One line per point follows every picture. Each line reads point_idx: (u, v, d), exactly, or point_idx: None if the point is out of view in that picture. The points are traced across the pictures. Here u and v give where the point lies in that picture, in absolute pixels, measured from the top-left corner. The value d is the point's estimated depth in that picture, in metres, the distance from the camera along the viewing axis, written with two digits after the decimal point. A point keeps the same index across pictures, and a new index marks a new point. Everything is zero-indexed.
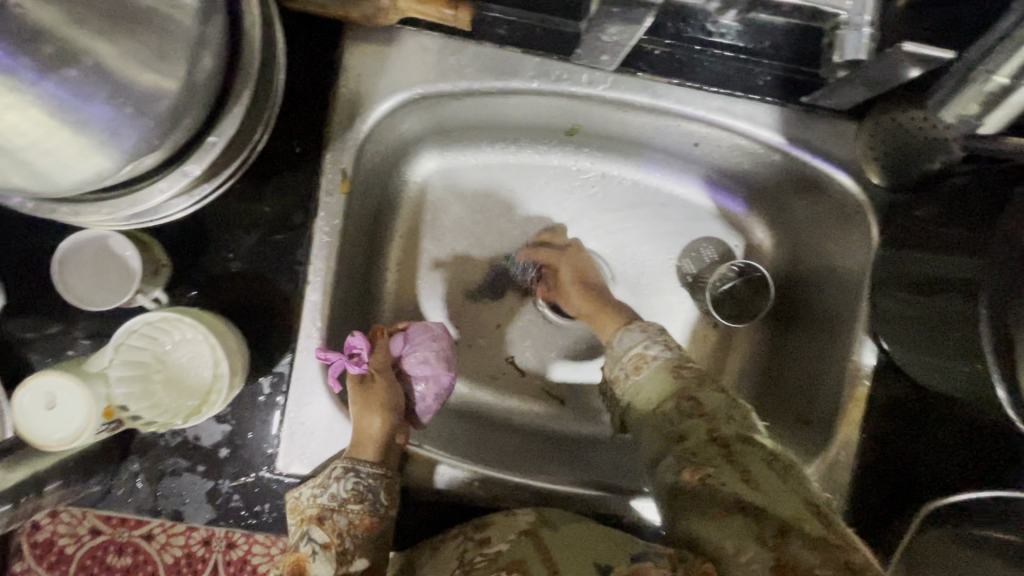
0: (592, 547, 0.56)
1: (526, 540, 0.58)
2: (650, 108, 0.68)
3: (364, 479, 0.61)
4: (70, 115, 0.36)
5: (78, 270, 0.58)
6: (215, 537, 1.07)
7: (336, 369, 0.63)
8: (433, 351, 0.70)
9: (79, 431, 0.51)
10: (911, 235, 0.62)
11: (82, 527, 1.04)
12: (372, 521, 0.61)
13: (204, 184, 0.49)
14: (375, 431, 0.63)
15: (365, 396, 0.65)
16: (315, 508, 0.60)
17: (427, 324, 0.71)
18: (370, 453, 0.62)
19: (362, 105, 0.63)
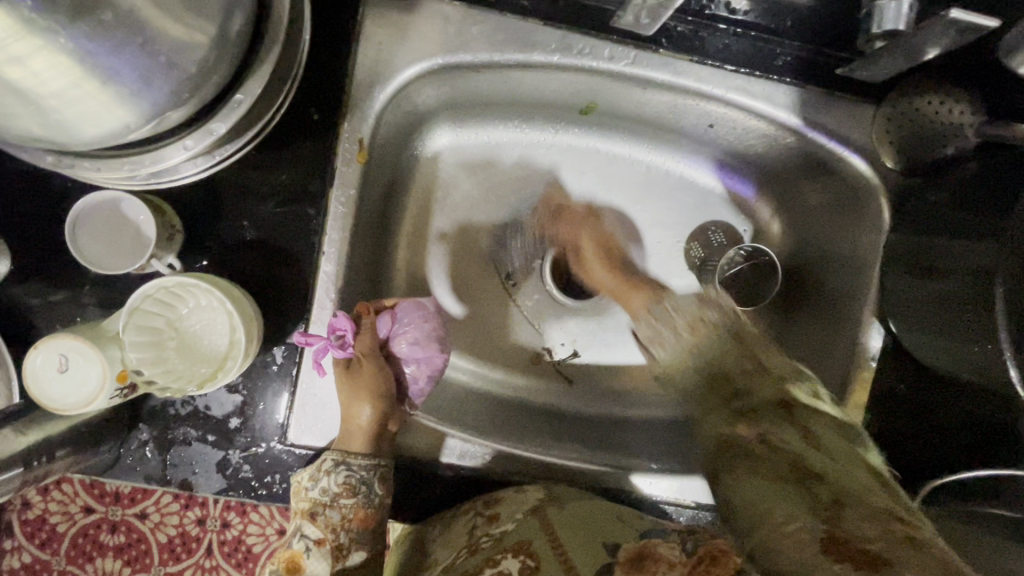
0: (602, 528, 0.57)
1: (533, 522, 0.58)
2: (669, 86, 0.68)
3: (356, 472, 0.61)
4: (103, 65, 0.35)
5: (90, 234, 0.57)
6: (210, 517, 1.06)
7: (320, 353, 0.62)
8: (423, 330, 0.67)
9: (93, 393, 0.51)
10: (925, 218, 0.63)
11: (74, 505, 1.03)
12: (365, 514, 0.60)
13: (225, 145, 0.48)
14: (365, 419, 0.62)
15: (352, 381, 0.63)
16: (308, 502, 0.60)
17: (417, 299, 0.68)
18: (360, 445, 0.62)
19: (381, 74, 0.63)
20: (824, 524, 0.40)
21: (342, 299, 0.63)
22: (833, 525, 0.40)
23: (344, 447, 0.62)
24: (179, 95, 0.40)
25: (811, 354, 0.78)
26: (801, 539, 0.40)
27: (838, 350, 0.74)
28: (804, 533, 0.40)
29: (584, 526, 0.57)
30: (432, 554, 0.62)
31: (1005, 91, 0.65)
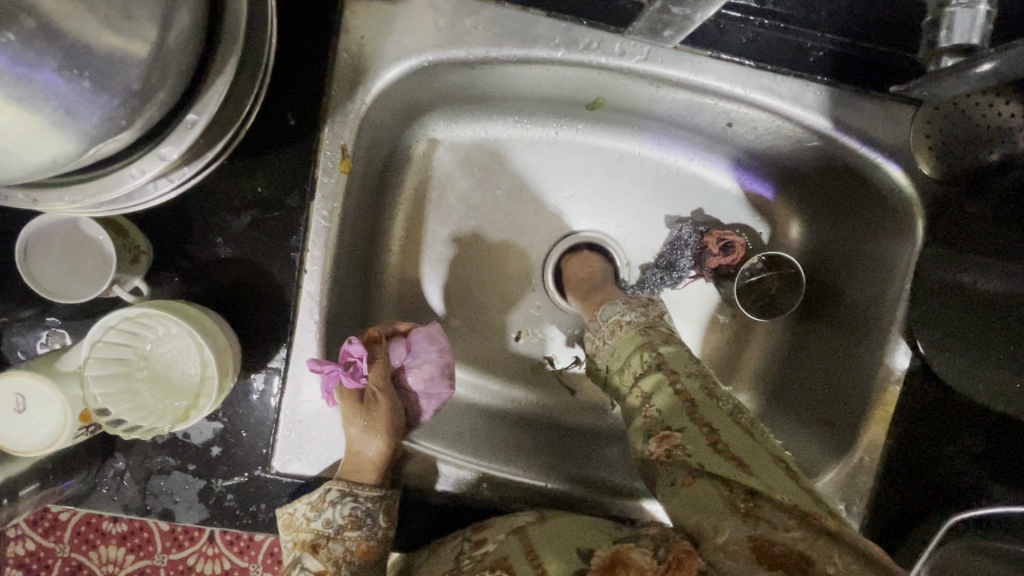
0: (573, 533, 0.53)
1: (515, 540, 0.54)
2: (684, 84, 0.62)
3: (362, 504, 0.58)
4: (15, 89, 0.30)
5: (44, 257, 0.51)
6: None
7: (331, 381, 0.57)
8: (438, 365, 0.66)
9: (55, 435, 0.47)
10: (967, 236, 0.58)
11: None
12: (369, 546, 0.58)
13: (183, 167, 0.43)
14: (375, 453, 0.60)
15: (365, 414, 0.60)
16: (309, 534, 0.58)
17: (433, 331, 0.67)
18: (368, 477, 0.60)
19: (364, 72, 0.56)
20: (749, 530, 0.47)
21: (327, 319, 0.59)
22: (755, 527, 0.47)
23: (353, 478, 0.59)
24: (116, 121, 0.35)
25: (829, 368, 0.74)
26: (731, 549, 0.46)
27: (859, 368, 0.69)
28: (732, 542, 0.46)
29: (560, 532, 0.53)
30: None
31: None
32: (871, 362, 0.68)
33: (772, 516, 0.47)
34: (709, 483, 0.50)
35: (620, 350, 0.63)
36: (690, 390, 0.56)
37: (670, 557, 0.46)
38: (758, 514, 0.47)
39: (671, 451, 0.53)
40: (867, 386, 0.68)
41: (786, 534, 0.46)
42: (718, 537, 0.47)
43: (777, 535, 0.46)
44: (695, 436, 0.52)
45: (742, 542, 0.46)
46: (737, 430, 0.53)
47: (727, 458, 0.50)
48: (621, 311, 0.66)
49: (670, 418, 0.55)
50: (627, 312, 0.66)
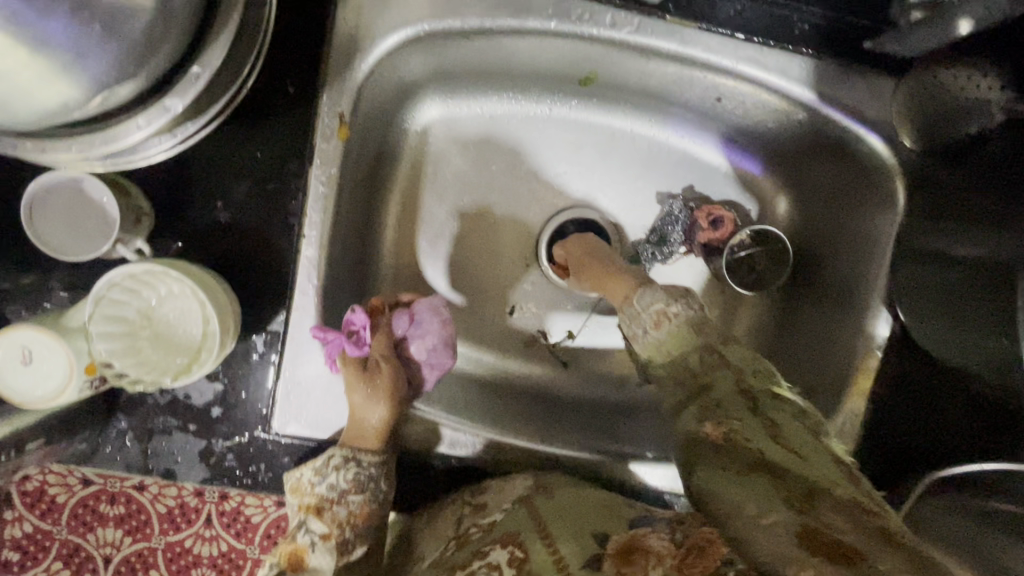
0: (590, 513, 0.55)
1: (521, 512, 0.57)
2: (675, 56, 0.63)
3: (366, 469, 0.60)
4: (26, 31, 0.32)
5: (48, 215, 0.52)
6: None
7: (334, 349, 0.60)
8: (440, 336, 0.67)
9: (60, 387, 0.49)
10: (949, 205, 0.59)
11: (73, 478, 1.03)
12: (372, 510, 0.59)
13: (187, 122, 0.44)
14: (378, 421, 0.61)
15: (369, 383, 0.61)
16: (314, 498, 0.58)
17: (435, 302, 0.67)
18: (372, 443, 0.61)
19: (362, 41, 0.57)
20: (799, 517, 0.45)
21: (325, 284, 0.60)
22: (808, 518, 0.45)
23: (357, 444, 0.61)
24: (123, 69, 0.36)
25: (815, 340, 0.76)
26: (779, 532, 0.44)
27: (842, 338, 0.72)
28: (780, 526, 0.45)
29: (575, 512, 0.55)
30: (423, 546, 0.63)
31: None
32: (854, 331, 0.70)
33: (832, 518, 0.45)
34: (763, 478, 0.49)
35: (666, 343, 0.64)
36: (759, 395, 0.58)
37: (691, 542, 0.48)
38: (817, 516, 0.46)
39: (719, 441, 0.54)
40: (849, 354, 0.70)
41: (847, 535, 0.44)
42: (761, 518, 0.46)
43: (835, 531, 0.44)
44: (753, 431, 0.54)
45: (792, 527, 0.45)
46: (798, 429, 0.55)
47: (773, 465, 0.51)
48: (662, 300, 0.65)
49: (721, 406, 0.57)
50: (671, 302, 0.65)
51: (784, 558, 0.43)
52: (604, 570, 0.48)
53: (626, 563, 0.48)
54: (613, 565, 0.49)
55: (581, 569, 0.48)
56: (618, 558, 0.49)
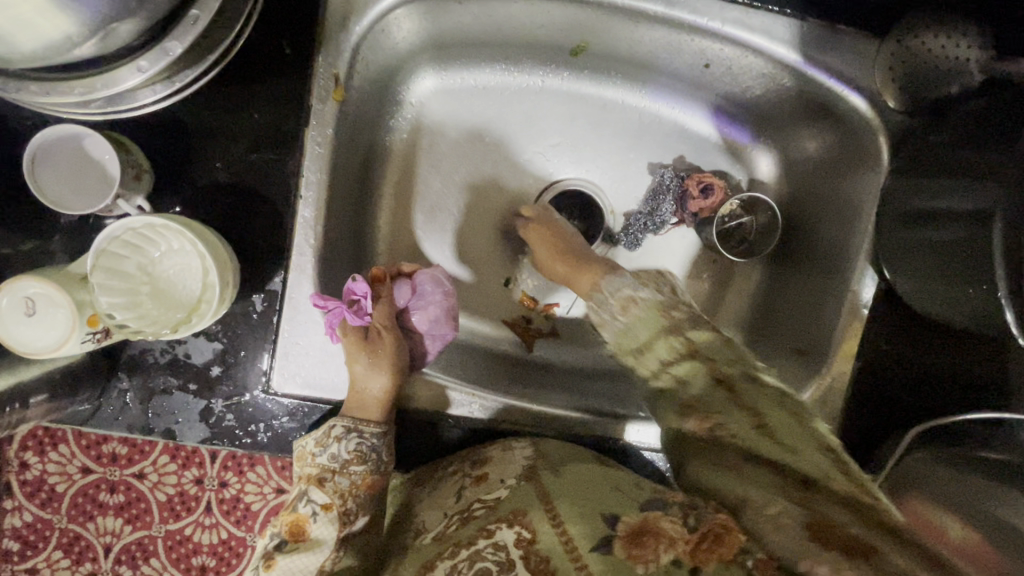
0: (599, 500, 0.54)
1: (528, 489, 0.57)
2: (662, 19, 0.65)
3: (367, 439, 0.60)
4: None
5: (53, 170, 0.54)
6: (208, 477, 1.07)
7: (335, 318, 0.61)
8: (442, 307, 0.70)
9: (62, 338, 0.49)
10: (927, 158, 0.60)
11: (72, 466, 1.04)
12: (374, 480, 0.60)
13: (186, 70, 0.46)
14: (380, 390, 0.62)
15: (370, 351, 0.63)
16: (315, 468, 0.59)
17: (435, 274, 0.71)
18: (373, 414, 0.62)
19: (356, 2, 0.59)
20: (801, 511, 0.45)
21: (323, 244, 0.62)
22: (809, 512, 0.44)
23: (358, 415, 0.61)
24: (124, 4, 0.36)
25: (804, 305, 0.77)
26: (782, 521, 0.44)
27: (829, 299, 0.73)
28: (785, 516, 0.45)
29: (586, 497, 0.55)
30: (422, 514, 0.62)
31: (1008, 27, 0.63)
32: (841, 291, 0.72)
33: (833, 511, 0.44)
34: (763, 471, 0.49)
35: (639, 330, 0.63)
36: (731, 376, 0.55)
37: (706, 528, 0.47)
38: (817, 509, 0.44)
39: (714, 440, 0.53)
40: (835, 313, 0.72)
41: (849, 528, 0.42)
42: (767, 506, 0.46)
43: (839, 520, 0.43)
44: (743, 424, 0.52)
45: (797, 520, 0.44)
46: (787, 418, 0.52)
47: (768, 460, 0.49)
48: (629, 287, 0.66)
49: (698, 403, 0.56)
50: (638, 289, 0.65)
51: (792, 549, 0.43)
52: (615, 554, 0.48)
53: (637, 546, 0.48)
54: (624, 548, 0.48)
55: (591, 552, 0.48)
56: (628, 541, 0.48)
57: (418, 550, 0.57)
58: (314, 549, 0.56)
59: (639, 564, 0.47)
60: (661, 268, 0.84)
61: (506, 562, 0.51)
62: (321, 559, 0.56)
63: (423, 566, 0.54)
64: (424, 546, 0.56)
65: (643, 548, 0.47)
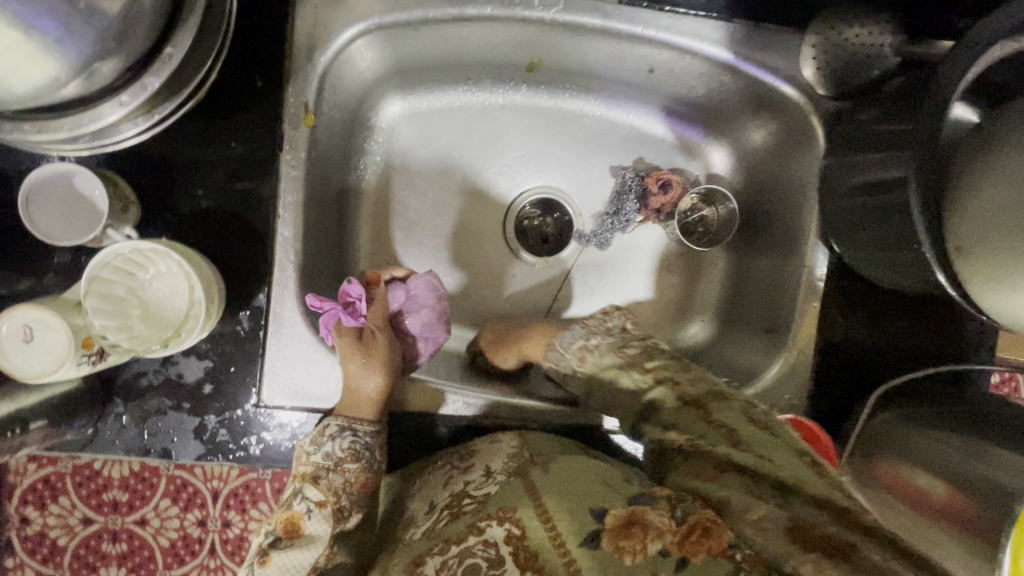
0: (588, 492, 0.53)
1: (517, 486, 0.56)
2: (602, 31, 0.71)
3: (361, 437, 0.63)
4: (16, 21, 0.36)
5: (46, 206, 0.58)
6: (211, 518, 1.07)
7: (330, 319, 0.65)
8: (435, 311, 0.73)
9: (57, 362, 0.52)
10: (857, 136, 0.65)
11: (73, 518, 1.04)
12: (367, 478, 0.62)
13: (163, 104, 0.50)
14: (373, 390, 0.65)
15: (364, 353, 0.65)
16: (310, 466, 0.61)
17: (431, 280, 0.73)
18: (366, 413, 0.65)
19: (320, 37, 0.64)
20: (784, 513, 0.48)
21: (303, 261, 0.65)
22: (790, 513, 0.48)
23: (351, 414, 0.64)
24: (104, 45, 0.41)
25: (766, 287, 0.80)
26: (767, 528, 0.48)
27: (786, 277, 0.77)
28: (766, 521, 0.48)
29: (573, 487, 0.54)
30: (412, 507, 0.64)
31: (913, 15, 0.70)
32: (797, 269, 0.76)
33: (811, 514, 0.48)
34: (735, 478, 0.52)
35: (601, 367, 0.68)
36: (698, 397, 0.58)
37: (694, 521, 0.48)
38: (798, 514, 0.48)
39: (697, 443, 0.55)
40: (794, 290, 0.75)
41: (828, 533, 0.46)
42: (749, 513, 0.49)
43: (812, 521, 0.47)
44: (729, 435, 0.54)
45: (779, 524, 0.48)
46: (754, 428, 0.54)
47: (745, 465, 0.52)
48: (582, 336, 0.71)
49: (672, 422, 0.58)
50: (589, 337, 0.70)
51: (777, 554, 0.47)
52: (603, 547, 0.48)
53: (625, 537, 0.48)
54: (611, 541, 0.49)
55: (579, 547, 0.49)
56: (615, 532, 0.49)
57: (410, 544, 0.57)
58: (309, 545, 0.59)
59: (627, 554, 0.48)
60: (627, 287, 0.87)
61: (495, 559, 0.50)
62: (314, 555, 0.58)
63: (414, 560, 0.54)
64: (415, 542, 0.57)
65: (631, 539, 0.48)
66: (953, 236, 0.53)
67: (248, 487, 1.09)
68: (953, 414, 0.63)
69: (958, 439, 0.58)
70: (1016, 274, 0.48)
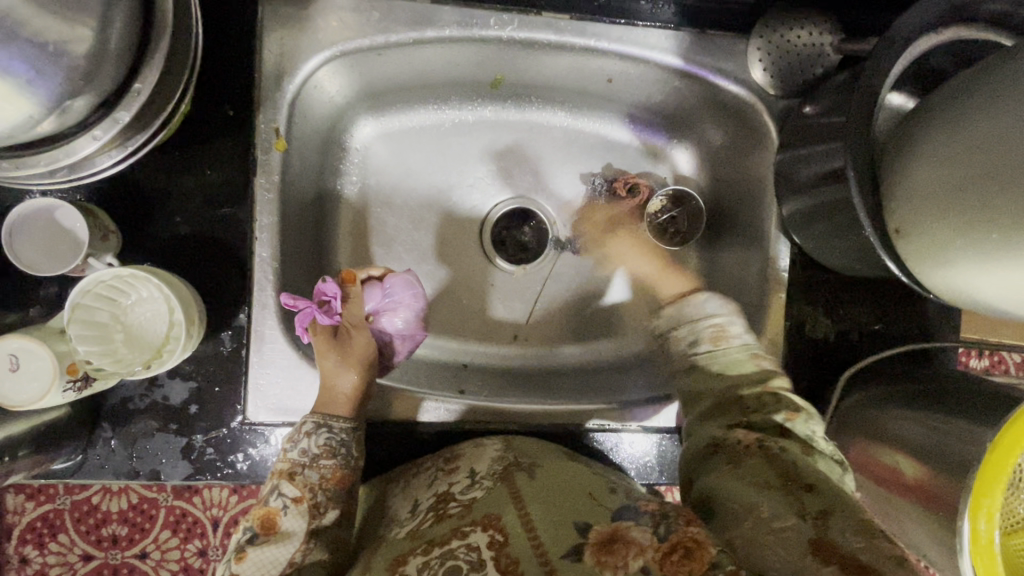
0: (569, 508, 0.52)
1: (500, 491, 0.56)
2: (559, 46, 0.74)
3: (337, 434, 0.65)
4: None
5: (29, 240, 0.60)
6: (212, 547, 1.08)
7: (305, 317, 0.68)
8: (410, 308, 0.78)
9: (45, 388, 0.54)
10: (804, 130, 0.68)
11: (73, 554, 1.04)
12: (343, 474, 0.64)
13: (135, 136, 0.53)
14: (349, 386, 0.67)
15: (339, 351, 0.68)
16: (287, 463, 0.62)
17: (409, 277, 0.78)
18: (341, 410, 0.66)
19: (287, 66, 0.68)
20: (813, 529, 0.47)
21: (281, 280, 0.68)
22: (822, 532, 0.46)
23: (328, 411, 0.66)
24: (74, 84, 0.44)
25: (736, 282, 0.82)
26: (789, 539, 0.46)
27: (752, 269, 0.80)
28: (791, 533, 0.47)
29: (557, 501, 0.53)
30: (395, 504, 0.66)
31: (846, 16, 0.74)
32: (761, 262, 0.78)
33: (843, 538, 0.45)
34: (780, 493, 0.51)
35: (723, 363, 0.66)
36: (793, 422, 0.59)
37: (677, 540, 0.47)
38: (827, 533, 0.46)
39: (742, 452, 0.56)
40: (761, 283, 0.78)
41: (855, 553, 0.44)
42: (773, 521, 0.48)
43: (844, 545, 0.45)
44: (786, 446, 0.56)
45: (802, 538, 0.46)
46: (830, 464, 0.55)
47: (796, 481, 0.52)
48: (722, 318, 0.69)
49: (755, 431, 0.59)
50: (731, 323, 0.69)
51: (791, 565, 0.44)
52: (584, 562, 0.46)
53: (607, 553, 0.47)
54: (593, 557, 0.47)
55: (561, 558, 0.47)
56: (598, 547, 0.47)
57: (392, 544, 0.57)
58: (284, 541, 0.59)
59: (608, 570, 0.46)
60: (603, 290, 0.89)
61: (477, 562, 0.49)
62: (291, 551, 0.58)
63: (396, 559, 0.54)
64: (397, 540, 0.57)
65: (613, 555, 0.46)
66: (891, 220, 0.57)
67: (247, 513, 1.09)
68: (919, 391, 0.64)
69: (924, 416, 0.60)
70: (950, 251, 0.51)
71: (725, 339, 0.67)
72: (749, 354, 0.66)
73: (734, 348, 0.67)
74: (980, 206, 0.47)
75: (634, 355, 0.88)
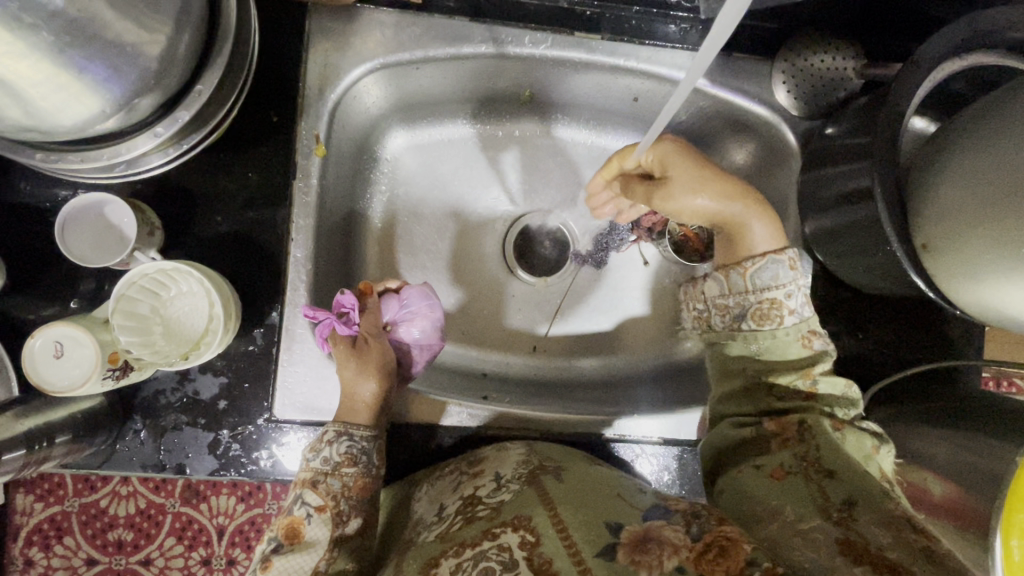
0: (601, 506, 0.53)
1: (529, 492, 0.57)
2: (589, 63, 0.77)
3: (358, 442, 0.65)
4: (67, 66, 0.42)
5: (79, 233, 0.63)
6: (216, 556, 1.08)
7: (325, 328, 0.68)
8: (429, 319, 0.75)
9: (87, 375, 0.56)
10: (825, 148, 0.70)
11: (78, 558, 1.04)
12: (365, 482, 0.64)
13: (191, 136, 0.57)
14: (369, 395, 0.67)
15: (359, 358, 0.68)
16: (309, 472, 0.63)
17: (425, 289, 0.76)
18: (362, 418, 0.67)
19: (331, 76, 0.71)
20: (841, 529, 0.48)
21: (314, 280, 0.70)
22: (850, 530, 0.47)
23: (348, 419, 0.66)
24: (144, 83, 0.47)
25: None
26: (816, 539, 0.48)
27: None
28: (818, 533, 0.48)
29: (588, 502, 0.53)
30: (421, 509, 0.66)
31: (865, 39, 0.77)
32: None
33: (873, 531, 0.47)
34: (799, 482, 0.53)
35: (775, 344, 0.62)
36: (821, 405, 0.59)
37: (711, 539, 0.47)
38: (856, 528, 0.48)
39: (768, 440, 0.58)
40: None
41: (887, 550, 0.45)
42: (800, 522, 0.50)
43: (874, 543, 0.46)
44: (817, 425, 0.57)
45: (831, 539, 0.47)
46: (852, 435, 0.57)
47: (816, 466, 0.54)
48: (783, 287, 0.62)
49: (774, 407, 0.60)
50: (791, 294, 0.62)
51: (823, 563, 0.45)
52: (619, 561, 0.47)
53: (640, 552, 0.47)
54: (626, 556, 0.47)
55: (595, 558, 0.47)
56: (632, 547, 0.48)
57: (422, 546, 0.57)
58: (307, 549, 0.60)
59: (642, 568, 0.46)
60: (623, 303, 0.90)
61: (509, 562, 0.49)
62: (316, 559, 0.59)
63: (427, 562, 0.54)
64: (428, 543, 0.57)
65: (647, 554, 0.47)
66: (920, 235, 0.57)
67: (253, 523, 1.09)
68: (948, 411, 0.64)
69: (953, 434, 0.60)
70: (978, 266, 0.52)
71: (775, 317, 0.62)
72: (800, 334, 0.62)
73: (784, 328, 0.62)
74: (1010, 222, 0.48)
75: (655, 370, 0.88)
